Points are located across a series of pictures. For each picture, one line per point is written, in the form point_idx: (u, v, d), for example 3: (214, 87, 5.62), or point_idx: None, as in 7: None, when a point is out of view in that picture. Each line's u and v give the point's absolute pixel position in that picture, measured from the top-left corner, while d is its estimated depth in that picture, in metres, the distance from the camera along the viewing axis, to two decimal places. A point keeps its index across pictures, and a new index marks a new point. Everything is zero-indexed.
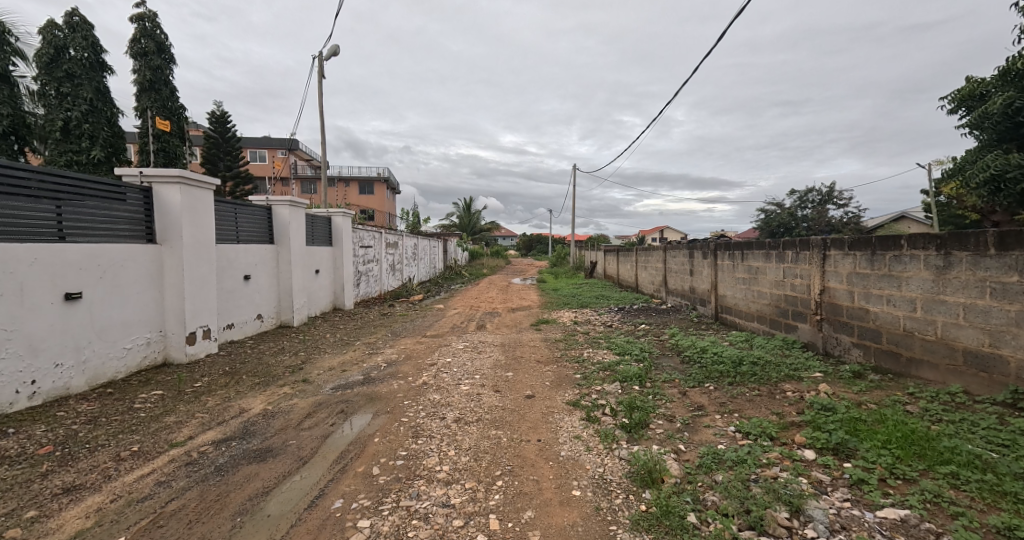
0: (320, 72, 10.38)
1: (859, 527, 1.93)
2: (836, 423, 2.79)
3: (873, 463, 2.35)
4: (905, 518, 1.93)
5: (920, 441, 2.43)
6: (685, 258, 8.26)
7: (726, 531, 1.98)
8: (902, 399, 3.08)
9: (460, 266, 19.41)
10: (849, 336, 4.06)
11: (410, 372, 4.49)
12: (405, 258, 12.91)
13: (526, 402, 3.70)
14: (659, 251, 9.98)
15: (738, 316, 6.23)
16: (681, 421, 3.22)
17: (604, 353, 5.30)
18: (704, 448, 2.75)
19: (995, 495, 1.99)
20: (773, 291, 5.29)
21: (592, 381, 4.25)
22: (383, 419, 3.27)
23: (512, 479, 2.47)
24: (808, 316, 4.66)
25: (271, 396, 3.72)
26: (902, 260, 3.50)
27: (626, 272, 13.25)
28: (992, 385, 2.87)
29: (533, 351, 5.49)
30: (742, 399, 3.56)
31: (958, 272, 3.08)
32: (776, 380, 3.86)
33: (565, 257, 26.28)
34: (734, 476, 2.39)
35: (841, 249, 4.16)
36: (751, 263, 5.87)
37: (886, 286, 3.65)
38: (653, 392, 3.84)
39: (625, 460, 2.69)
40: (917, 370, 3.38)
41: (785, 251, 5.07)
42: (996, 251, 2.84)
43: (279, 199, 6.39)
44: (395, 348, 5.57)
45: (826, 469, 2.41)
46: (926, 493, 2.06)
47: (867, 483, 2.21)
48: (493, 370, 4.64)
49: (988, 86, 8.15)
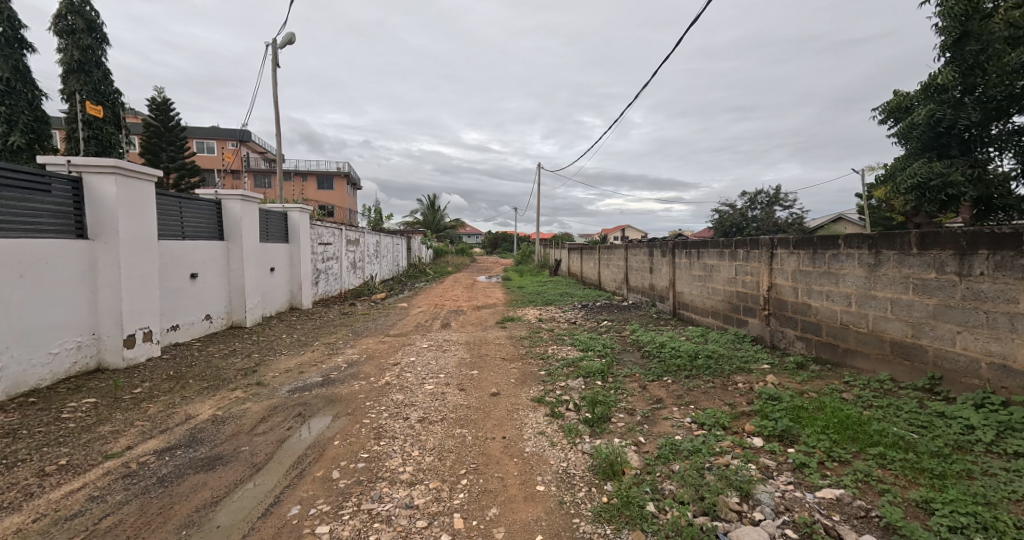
0: (274, 61, 9.94)
1: (800, 507, 2.07)
2: (782, 411, 2.98)
3: (813, 448, 2.53)
4: (840, 497, 2.09)
5: (854, 425, 2.64)
6: (645, 255, 8.53)
7: (683, 518, 2.06)
8: (839, 386, 3.34)
9: (424, 265, 19.16)
10: (794, 329, 4.34)
11: (372, 372, 4.38)
12: (368, 256, 12.60)
13: (491, 400, 3.70)
14: (620, 249, 10.22)
15: (694, 312, 6.51)
16: (641, 414, 3.33)
17: (568, 350, 5.40)
18: (663, 439, 2.86)
19: (915, 472, 2.19)
20: (726, 288, 5.56)
21: (557, 377, 4.32)
22: (344, 421, 3.18)
23: (478, 477, 2.47)
24: (757, 311, 4.93)
25: (221, 400, 3.53)
26: (839, 258, 3.77)
27: (589, 270, 13.51)
28: (914, 372, 3.14)
29: (499, 349, 5.52)
30: (698, 391, 3.73)
31: (887, 269, 3.35)
32: (728, 371, 4.08)
33: (530, 255, 26.42)
34: (689, 465, 2.51)
35: (787, 248, 4.43)
36: (706, 261, 6.13)
37: (825, 282, 3.92)
38: (615, 386, 3.96)
39: (588, 453, 2.76)
40: (852, 360, 3.66)
41: (737, 250, 5.34)
42: (918, 250, 3.09)
43: (229, 193, 6.04)
44: (357, 347, 5.42)
45: (772, 455, 2.57)
46: (858, 473, 2.24)
47: (808, 466, 2.38)
48: (458, 368, 4.62)
49: (910, 100, 8.82)
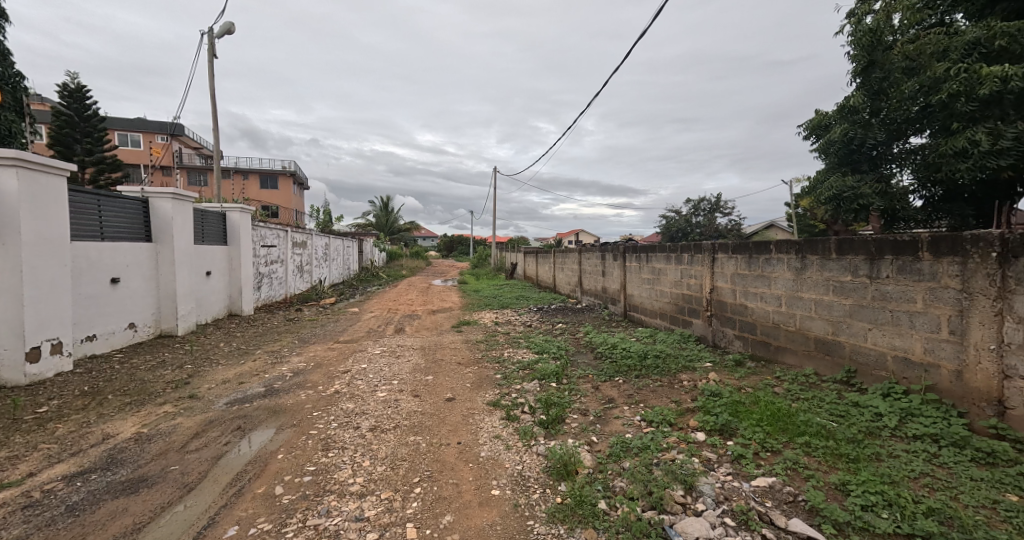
0: (210, 51, 9.31)
1: (738, 496, 2.20)
2: (722, 406, 3.17)
3: (749, 439, 2.71)
4: (772, 485, 2.25)
5: (784, 417, 2.85)
6: (598, 259, 8.77)
7: (632, 513, 2.13)
8: (771, 381, 3.59)
9: (377, 268, 18.61)
10: (732, 329, 4.63)
11: (320, 381, 4.18)
12: (316, 259, 12.05)
13: (446, 405, 3.65)
14: (574, 253, 10.45)
15: (644, 314, 6.76)
16: (593, 414, 3.41)
17: (523, 353, 5.43)
18: (615, 438, 2.95)
19: (836, 457, 2.39)
20: (673, 290, 5.83)
21: (513, 380, 4.33)
22: (289, 433, 3.01)
23: (432, 485, 2.42)
24: (700, 312, 5.21)
25: (147, 416, 3.24)
26: (771, 262, 4.07)
27: (545, 273, 13.69)
28: (834, 366, 3.45)
29: (454, 353, 5.45)
30: (647, 390, 3.87)
31: (811, 273, 3.65)
32: (675, 370, 4.27)
33: (486, 258, 26.40)
34: (639, 462, 2.60)
35: (726, 253, 4.72)
36: (654, 265, 6.40)
37: (759, 285, 4.22)
38: (569, 388, 4.03)
39: (543, 455, 2.79)
40: (782, 356, 3.96)
41: (682, 254, 5.62)
42: (837, 255, 3.41)
43: (158, 191, 5.58)
44: (304, 355, 5.16)
45: (713, 448, 2.72)
46: (787, 461, 2.42)
47: (745, 457, 2.54)
48: (412, 374, 4.52)
49: (829, 119, 9.66)
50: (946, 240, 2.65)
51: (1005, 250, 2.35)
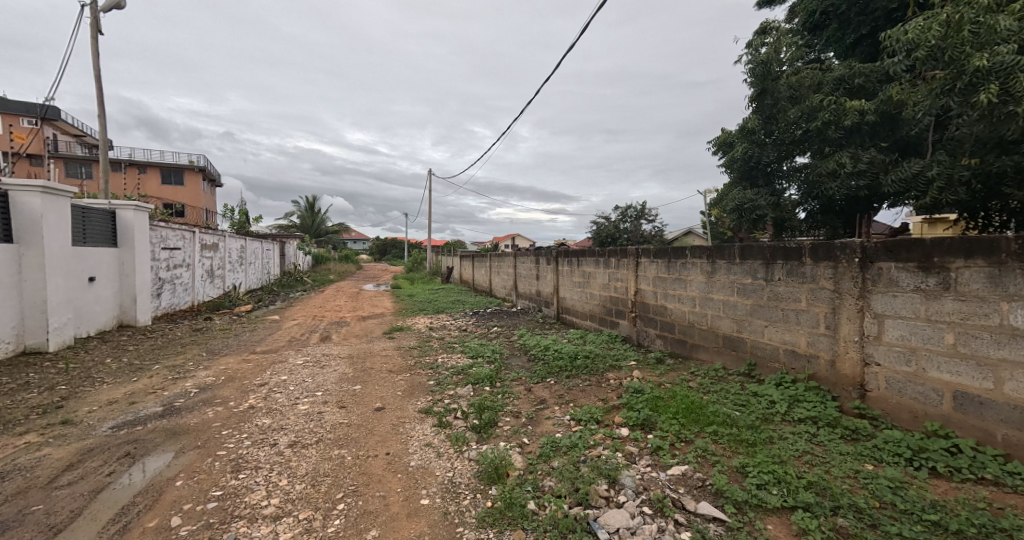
0: (95, 26, 8.18)
1: (655, 486, 2.35)
2: (644, 402, 3.36)
3: (666, 431, 2.90)
4: (686, 472, 2.43)
5: (696, 409, 3.09)
6: (532, 263, 8.94)
7: (559, 511, 2.19)
8: (686, 376, 3.89)
9: (301, 273, 17.44)
10: (654, 329, 4.94)
11: (232, 396, 3.82)
12: (230, 263, 11.02)
13: (375, 415, 3.50)
14: (509, 257, 10.57)
15: (575, 316, 7.00)
16: (525, 416, 3.46)
17: (458, 357, 5.37)
18: (545, 438, 3.01)
19: (738, 443, 2.64)
20: (602, 293, 6.11)
21: (446, 385, 4.26)
22: (190, 456, 2.71)
23: (356, 500, 2.31)
24: (626, 314, 5.51)
25: (3, 450, 2.74)
26: (686, 266, 4.42)
27: (480, 277, 13.68)
28: (738, 360, 3.82)
29: (385, 361, 5.25)
30: (577, 389, 4.01)
31: (719, 276, 4.01)
32: (603, 369, 4.46)
33: (421, 262, 25.84)
34: (567, 460, 2.67)
35: (648, 257, 5.04)
36: (585, 268, 6.65)
37: (677, 287, 4.56)
38: (502, 391, 4.05)
39: (474, 460, 2.77)
40: (696, 353, 4.30)
41: (610, 258, 5.91)
42: (739, 260, 3.78)
43: (23, 183, 4.78)
44: (212, 369, 4.68)
45: (635, 442, 2.87)
46: (699, 449, 2.63)
47: (662, 448, 2.72)
48: (338, 384, 4.28)
49: (733, 137, 10.64)
50: (822, 247, 3.03)
51: (865, 256, 2.74)
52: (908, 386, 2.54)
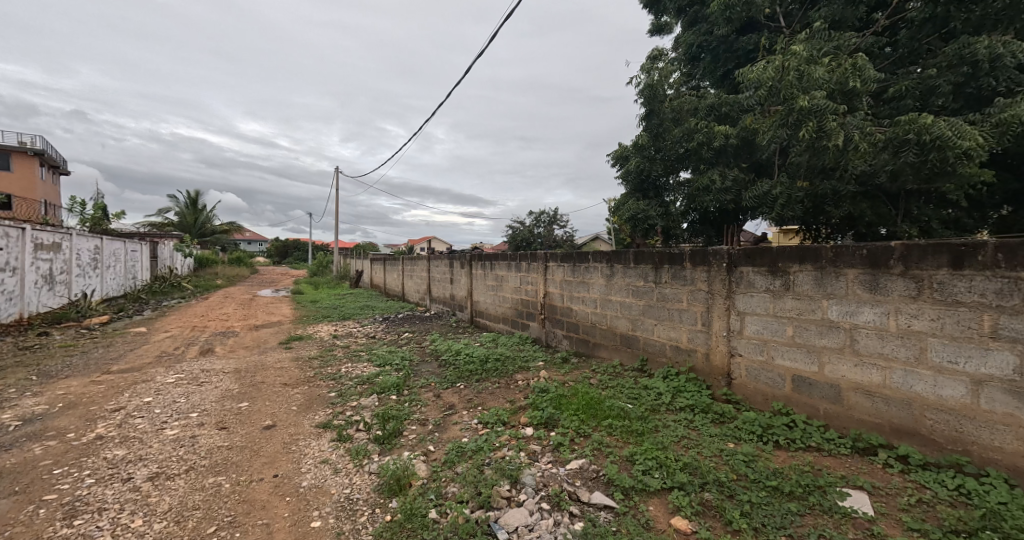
0: None
1: (554, 481, 2.45)
2: (549, 401, 3.49)
3: (567, 428, 3.04)
4: (582, 465, 2.56)
5: (595, 404, 3.29)
6: (446, 266, 8.83)
7: (461, 516, 2.18)
8: (588, 374, 4.13)
9: (181, 278, 15.28)
10: (561, 330, 5.17)
11: (75, 426, 3.19)
12: (81, 266, 9.26)
13: (263, 434, 3.17)
14: (423, 261, 10.33)
15: (488, 319, 7.05)
16: (433, 423, 3.39)
17: (363, 366, 5.10)
18: (451, 444, 2.97)
19: (629, 434, 2.86)
20: (513, 296, 6.23)
21: (349, 396, 4.01)
22: (7, 505, 2.20)
23: (233, 532, 2.06)
24: (535, 316, 5.69)
25: None
26: (589, 270, 4.69)
27: (392, 281, 13.16)
28: (632, 356, 4.14)
29: (279, 374, 4.80)
30: (486, 392, 4.03)
31: (617, 279, 4.32)
32: (512, 371, 4.54)
33: (328, 266, 24.16)
34: (471, 464, 2.67)
35: (556, 261, 5.26)
36: (497, 272, 6.74)
37: (580, 290, 4.82)
38: (409, 399, 3.92)
39: (375, 473, 2.64)
40: (597, 351, 4.58)
41: (521, 262, 6.06)
42: (633, 264, 4.11)
43: None
44: (50, 395, 3.87)
45: (539, 440, 2.97)
46: (596, 443, 2.79)
47: (563, 444, 2.84)
48: (219, 403, 3.80)
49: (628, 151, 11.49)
50: (698, 254, 3.42)
51: (730, 261, 3.16)
52: (761, 373, 2.97)
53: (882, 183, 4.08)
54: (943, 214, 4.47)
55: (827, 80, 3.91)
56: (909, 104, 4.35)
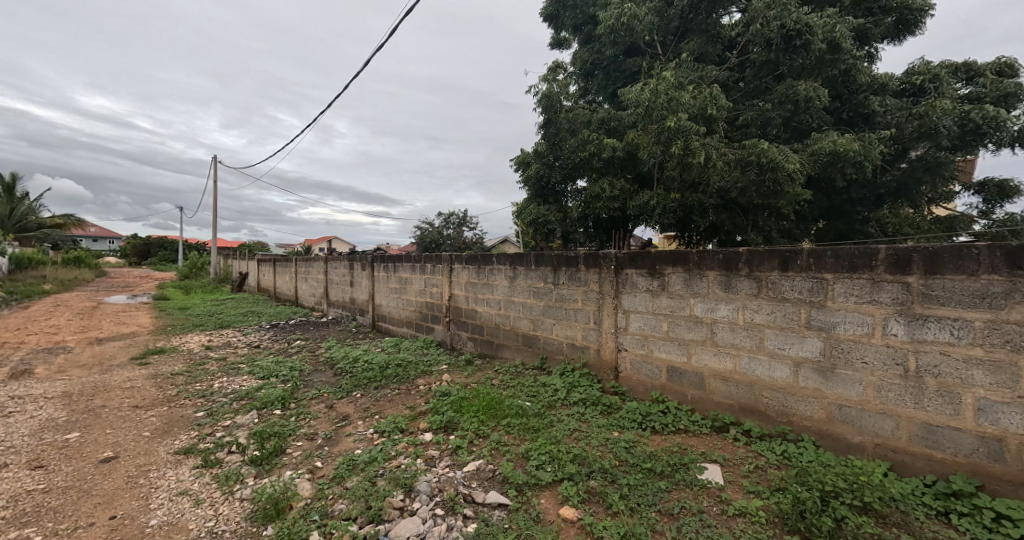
0: None
1: (450, 485, 2.41)
2: (449, 404, 3.44)
3: (467, 430, 3.03)
4: (480, 466, 2.57)
5: (495, 404, 3.32)
6: (345, 268, 8.28)
7: (346, 534, 2.03)
8: (490, 375, 4.17)
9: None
10: (465, 332, 5.15)
11: None
12: None
13: (100, 470, 2.64)
14: (319, 262, 9.57)
15: (391, 323, 6.75)
16: (322, 436, 3.14)
17: (242, 380, 4.54)
18: (342, 457, 2.77)
19: (526, 431, 2.93)
20: (417, 299, 6.06)
21: (221, 415, 3.53)
22: None
23: None
24: (440, 319, 5.59)
25: None
26: (493, 272, 4.74)
27: (283, 284, 11.97)
28: (533, 356, 4.28)
29: (130, 395, 4.06)
30: (384, 400, 3.84)
31: (519, 280, 4.43)
32: (413, 376, 4.40)
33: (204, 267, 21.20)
34: (363, 477, 2.52)
35: (461, 263, 5.23)
36: (401, 274, 6.49)
37: (485, 292, 4.86)
38: (296, 413, 3.58)
39: (248, 499, 2.36)
40: (500, 352, 4.65)
41: (425, 264, 5.90)
42: (534, 266, 4.25)
43: None
44: None
45: (437, 445, 2.91)
46: (494, 443, 2.82)
47: (462, 447, 2.82)
48: (39, 436, 3.08)
49: None
50: (591, 257, 3.65)
51: (618, 264, 3.42)
52: (643, 365, 3.26)
53: (736, 197, 4.75)
54: (779, 225, 5.40)
55: (690, 105, 4.51)
56: (753, 131, 5.14)
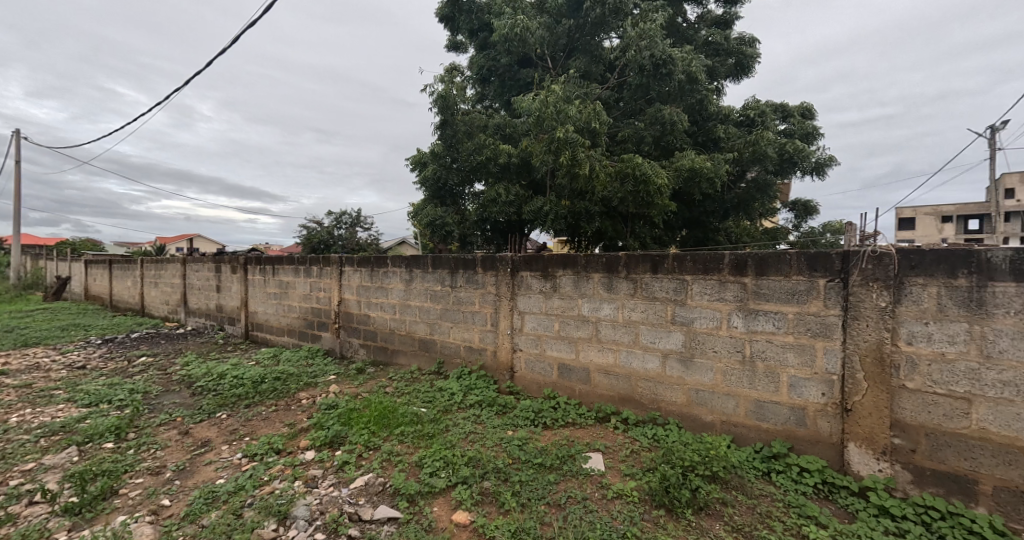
0: None
1: (333, 505, 2.22)
2: (336, 418, 3.18)
3: (355, 444, 2.83)
4: (368, 481, 2.41)
5: (388, 413, 3.16)
6: (210, 272, 7.20)
7: None
8: (384, 383, 3.96)
9: None
10: (357, 338, 4.82)
11: None
12: None
13: None
14: (175, 264, 8.18)
15: (269, 332, 6.04)
16: (173, 469, 2.66)
17: (58, 410, 3.65)
18: (199, 490, 2.38)
19: (420, 438, 2.84)
20: (301, 305, 5.51)
21: (22, 458, 2.79)
22: None
23: None
24: (328, 325, 5.16)
25: None
26: (388, 275, 4.52)
27: (126, 290, 9.97)
28: (429, 360, 4.17)
29: None
30: (257, 419, 3.41)
31: (416, 283, 4.29)
32: (294, 390, 3.98)
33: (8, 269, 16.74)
34: (226, 511, 2.19)
35: (352, 266, 4.88)
36: (281, 277, 5.84)
37: (378, 295, 4.60)
38: (137, 444, 2.98)
39: None
40: (395, 358, 4.45)
41: (311, 266, 5.40)
42: (431, 269, 4.15)
43: None
44: None
45: (320, 463, 2.67)
46: (385, 454, 2.68)
47: (348, 462, 2.62)
48: None
49: None
50: (488, 260, 3.68)
51: (513, 267, 3.51)
52: (536, 364, 3.39)
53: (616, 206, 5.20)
54: (653, 232, 6.04)
55: (576, 118, 4.84)
56: (630, 147, 5.70)
